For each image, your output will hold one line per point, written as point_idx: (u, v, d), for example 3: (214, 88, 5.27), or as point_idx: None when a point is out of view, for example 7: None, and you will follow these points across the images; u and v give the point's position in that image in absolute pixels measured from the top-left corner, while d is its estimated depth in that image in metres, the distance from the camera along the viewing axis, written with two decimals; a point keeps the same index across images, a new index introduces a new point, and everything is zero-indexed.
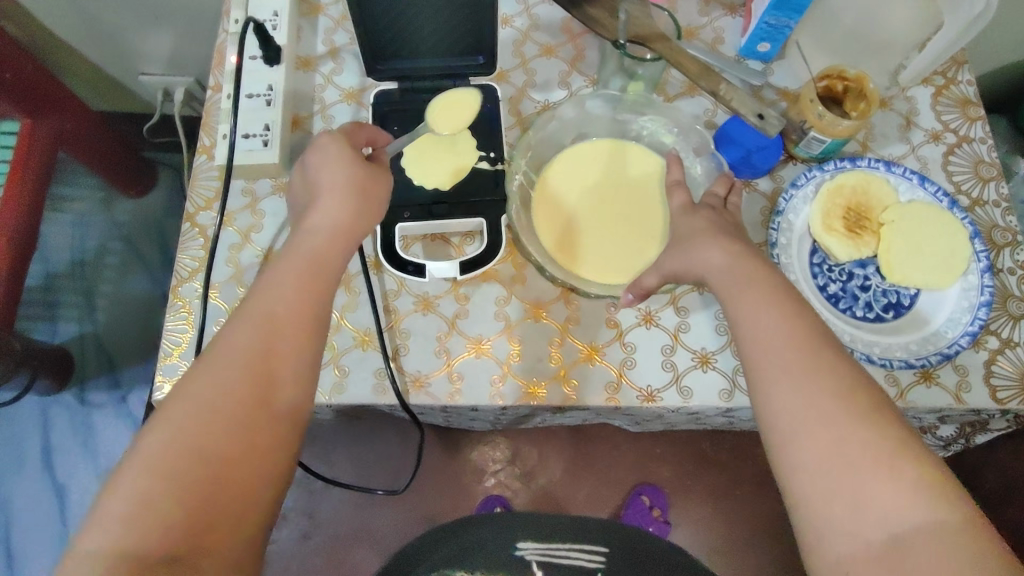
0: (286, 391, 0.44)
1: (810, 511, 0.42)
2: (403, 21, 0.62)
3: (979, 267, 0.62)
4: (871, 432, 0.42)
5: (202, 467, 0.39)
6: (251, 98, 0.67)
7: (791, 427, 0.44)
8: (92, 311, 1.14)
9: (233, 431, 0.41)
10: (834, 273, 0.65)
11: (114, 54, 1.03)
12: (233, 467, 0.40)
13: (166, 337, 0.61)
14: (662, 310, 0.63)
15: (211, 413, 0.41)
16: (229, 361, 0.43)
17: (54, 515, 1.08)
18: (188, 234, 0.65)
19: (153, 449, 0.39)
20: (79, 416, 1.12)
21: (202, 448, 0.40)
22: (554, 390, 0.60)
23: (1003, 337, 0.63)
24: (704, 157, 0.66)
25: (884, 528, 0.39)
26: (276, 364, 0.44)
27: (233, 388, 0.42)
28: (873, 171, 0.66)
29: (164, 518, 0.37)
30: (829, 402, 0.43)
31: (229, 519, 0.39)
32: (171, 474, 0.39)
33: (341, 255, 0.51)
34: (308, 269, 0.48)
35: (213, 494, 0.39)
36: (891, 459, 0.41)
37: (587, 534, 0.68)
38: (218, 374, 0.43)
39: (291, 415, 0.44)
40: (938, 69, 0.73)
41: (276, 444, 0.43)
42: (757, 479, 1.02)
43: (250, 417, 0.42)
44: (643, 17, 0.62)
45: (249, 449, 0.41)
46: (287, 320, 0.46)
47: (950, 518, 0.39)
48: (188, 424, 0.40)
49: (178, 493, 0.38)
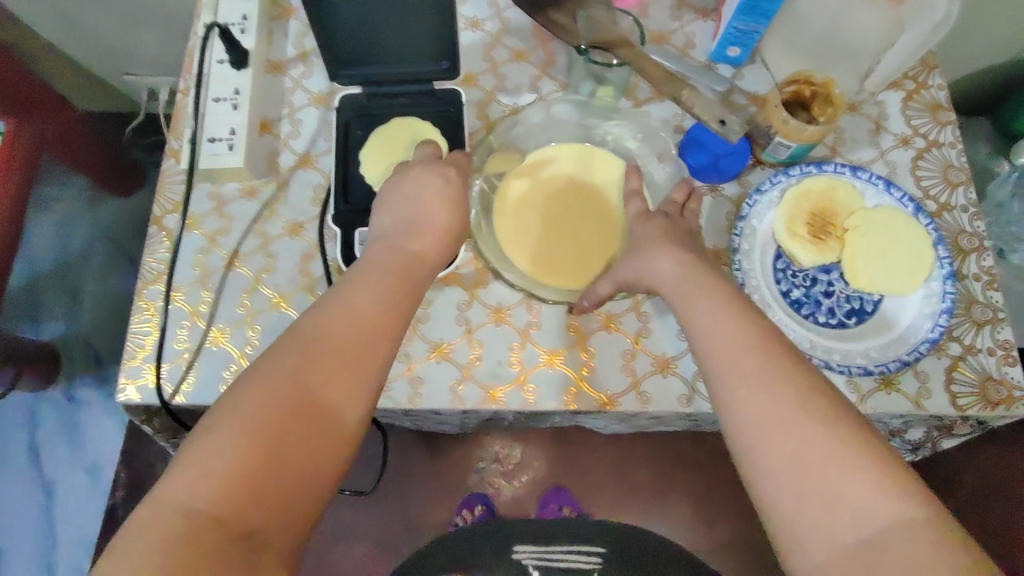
0: (340, 386, 0.45)
1: (787, 518, 0.42)
2: (366, 26, 0.60)
3: (941, 274, 0.62)
4: (810, 438, 0.43)
5: (274, 439, 0.42)
6: (218, 102, 0.66)
7: (755, 439, 0.44)
8: (78, 309, 1.16)
9: (305, 414, 0.43)
10: (797, 278, 0.64)
11: (102, 53, 1.05)
12: (288, 444, 0.42)
13: (130, 339, 0.61)
14: (624, 315, 0.63)
15: (288, 388, 0.44)
16: (313, 349, 0.45)
17: (41, 511, 1.11)
18: (155, 237, 0.66)
19: (239, 418, 0.42)
20: (65, 416, 1.15)
21: (277, 422, 0.42)
22: (514, 394, 0.61)
23: (965, 343, 0.63)
24: (669, 161, 0.67)
25: (854, 532, 0.40)
26: (347, 352, 0.46)
27: (309, 366, 0.45)
28: (839, 176, 0.66)
29: (222, 485, 0.39)
30: (777, 405, 0.44)
31: (274, 500, 0.41)
32: (236, 444, 0.41)
33: (416, 263, 0.54)
34: (393, 278, 0.51)
35: (278, 468, 0.41)
36: (834, 464, 0.42)
37: (583, 532, 0.68)
38: (303, 354, 0.45)
39: (353, 401, 0.46)
40: (908, 74, 0.73)
41: (338, 428, 0.44)
42: (736, 480, 1.03)
43: (306, 405, 0.43)
44: (609, 22, 0.63)
45: (313, 426, 0.43)
46: (372, 313, 0.48)
47: (894, 523, 0.40)
48: (271, 398, 0.43)
49: (248, 458, 0.40)
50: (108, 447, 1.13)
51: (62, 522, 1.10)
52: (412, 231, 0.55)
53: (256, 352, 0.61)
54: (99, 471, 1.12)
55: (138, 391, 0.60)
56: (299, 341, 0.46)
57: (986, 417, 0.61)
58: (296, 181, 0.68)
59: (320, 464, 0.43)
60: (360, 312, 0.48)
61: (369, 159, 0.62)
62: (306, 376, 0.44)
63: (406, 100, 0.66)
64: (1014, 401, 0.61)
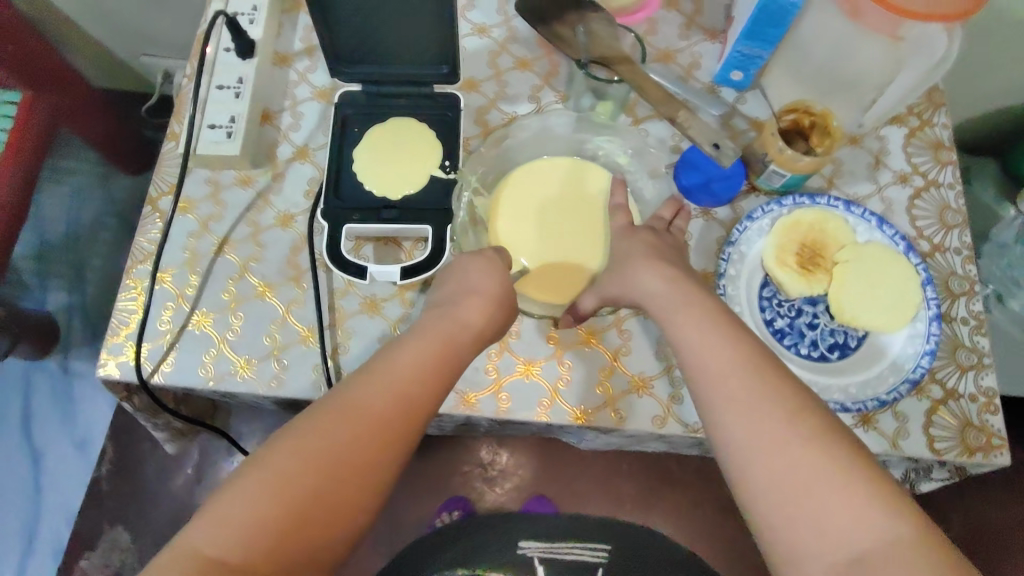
0: (375, 449, 0.47)
1: (782, 542, 0.42)
2: (367, 28, 0.61)
3: (928, 315, 0.61)
4: (793, 459, 0.43)
5: (302, 494, 0.44)
6: (221, 89, 0.68)
7: (746, 459, 0.44)
8: (81, 282, 1.17)
9: (336, 473, 0.45)
10: (783, 308, 0.64)
11: (122, 34, 1.07)
12: (314, 501, 0.44)
13: (115, 315, 0.62)
14: (605, 331, 0.63)
15: (325, 445, 0.45)
16: (357, 410, 0.47)
17: (27, 478, 1.12)
18: (149, 217, 0.67)
19: (273, 468, 0.44)
20: (60, 384, 1.16)
21: (308, 477, 0.44)
22: (488, 402, 0.61)
23: (948, 387, 0.62)
24: (657, 180, 0.68)
25: (848, 550, 0.40)
26: (386, 417, 0.48)
27: (349, 429, 0.46)
28: (832, 209, 0.66)
29: (248, 537, 0.42)
30: (754, 437, 0.44)
31: (292, 553, 0.43)
32: (262, 492, 0.43)
33: (457, 324, 0.54)
34: (438, 343, 0.52)
35: (301, 522, 0.43)
36: (813, 486, 0.42)
37: (588, 531, 0.71)
38: (346, 412, 0.47)
39: (383, 464, 0.47)
40: (913, 110, 0.73)
41: (362, 488, 0.46)
42: (721, 505, 1.02)
43: (340, 464, 0.45)
44: (610, 38, 0.64)
45: (341, 484, 0.45)
46: (413, 378, 0.50)
47: (862, 556, 0.40)
48: (306, 451, 0.45)
49: (276, 511, 0.43)
50: (98, 420, 1.14)
51: (47, 491, 1.11)
52: (459, 301, 0.55)
53: (237, 339, 0.62)
54: (88, 444, 1.13)
55: (119, 367, 0.61)
56: (344, 398, 0.48)
57: (962, 462, 0.60)
58: (291, 173, 0.68)
59: (341, 519, 0.45)
60: (400, 373, 0.49)
61: (366, 161, 0.64)
62: (344, 437, 0.46)
63: (406, 100, 0.67)
64: (992, 450, 0.60)
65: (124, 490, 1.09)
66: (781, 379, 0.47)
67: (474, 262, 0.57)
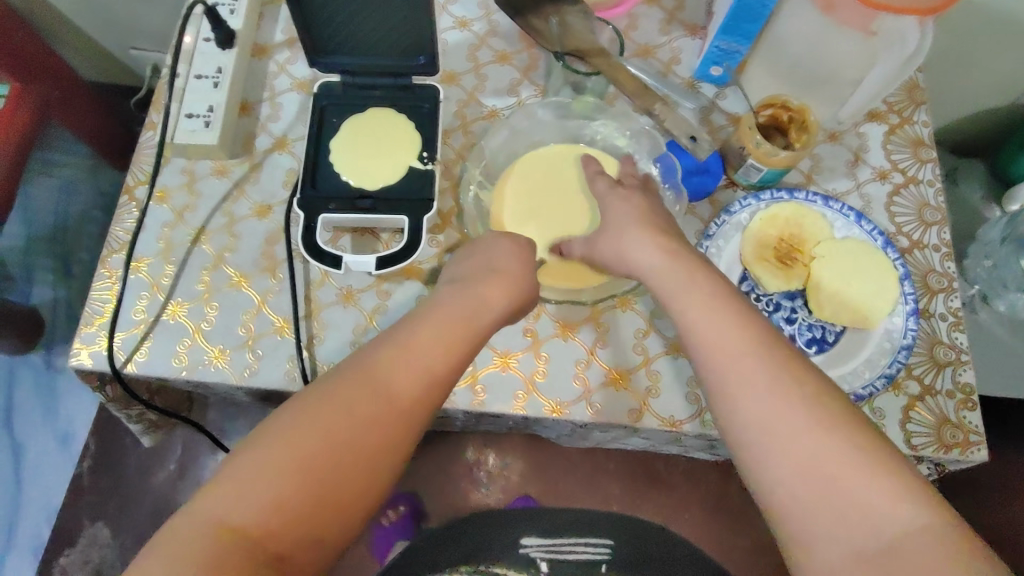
0: (391, 422, 0.46)
1: (796, 528, 0.42)
2: (341, 18, 0.61)
3: (905, 310, 0.61)
4: (799, 448, 0.43)
5: (318, 463, 0.43)
6: (199, 79, 0.67)
7: (757, 446, 0.44)
8: (67, 276, 1.16)
9: (352, 443, 0.44)
10: (761, 302, 0.64)
11: (107, 25, 1.06)
12: (329, 471, 0.43)
13: (89, 305, 0.62)
14: (582, 325, 0.63)
15: (342, 415, 0.44)
16: (376, 382, 0.46)
17: (9, 473, 1.11)
18: (125, 207, 0.66)
19: (287, 434, 0.43)
20: (44, 379, 1.15)
21: (324, 445, 0.43)
22: (463, 394, 0.60)
23: (925, 384, 0.62)
24: (658, 159, 0.67)
25: (860, 547, 0.40)
26: (400, 389, 0.47)
27: (369, 400, 0.45)
28: (810, 205, 0.66)
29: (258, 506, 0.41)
30: (764, 426, 0.44)
31: (303, 524, 0.41)
32: (276, 459, 0.42)
33: (472, 301, 0.53)
34: (459, 320, 0.52)
35: (315, 492, 0.42)
36: (822, 475, 0.42)
37: (593, 527, 0.69)
38: (364, 384, 0.46)
39: (398, 436, 0.46)
40: (893, 108, 0.73)
41: (377, 461, 0.45)
42: (709, 506, 1.01)
43: (357, 435, 0.44)
44: (585, 31, 0.65)
45: (356, 454, 0.44)
46: (428, 355, 0.49)
47: (868, 549, 0.39)
48: (323, 421, 0.44)
49: (289, 479, 0.42)
50: (81, 415, 1.13)
51: (28, 486, 1.10)
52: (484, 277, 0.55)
53: (212, 329, 0.62)
54: (70, 440, 1.12)
55: (91, 357, 0.61)
56: (358, 368, 0.47)
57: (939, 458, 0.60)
58: (269, 164, 0.68)
59: (354, 491, 0.44)
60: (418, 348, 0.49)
61: (344, 152, 0.64)
62: (363, 407, 0.45)
63: (380, 92, 0.67)
64: (969, 446, 0.59)
65: (106, 487, 1.08)
66: (789, 368, 0.46)
67: (491, 250, 0.57)
